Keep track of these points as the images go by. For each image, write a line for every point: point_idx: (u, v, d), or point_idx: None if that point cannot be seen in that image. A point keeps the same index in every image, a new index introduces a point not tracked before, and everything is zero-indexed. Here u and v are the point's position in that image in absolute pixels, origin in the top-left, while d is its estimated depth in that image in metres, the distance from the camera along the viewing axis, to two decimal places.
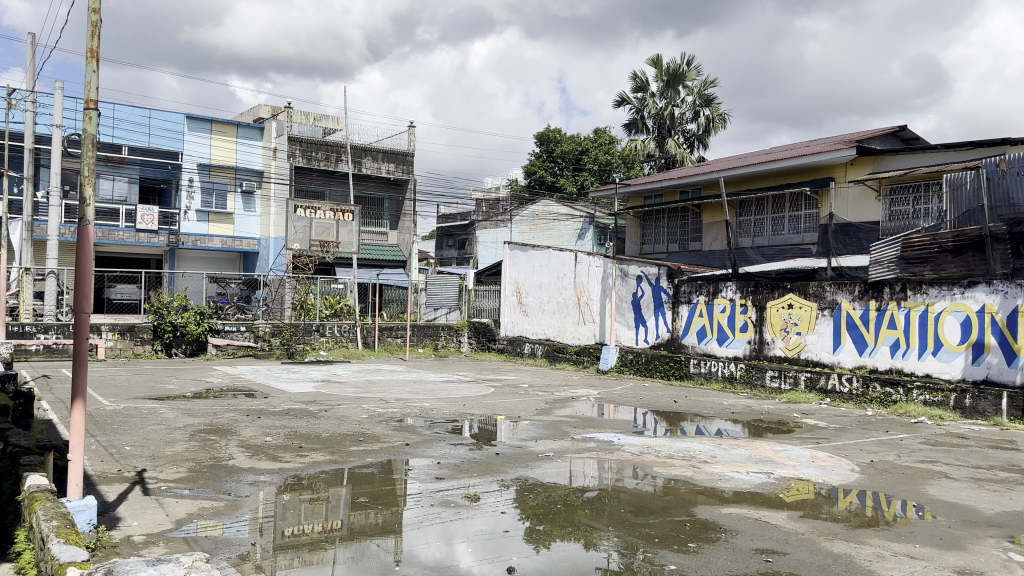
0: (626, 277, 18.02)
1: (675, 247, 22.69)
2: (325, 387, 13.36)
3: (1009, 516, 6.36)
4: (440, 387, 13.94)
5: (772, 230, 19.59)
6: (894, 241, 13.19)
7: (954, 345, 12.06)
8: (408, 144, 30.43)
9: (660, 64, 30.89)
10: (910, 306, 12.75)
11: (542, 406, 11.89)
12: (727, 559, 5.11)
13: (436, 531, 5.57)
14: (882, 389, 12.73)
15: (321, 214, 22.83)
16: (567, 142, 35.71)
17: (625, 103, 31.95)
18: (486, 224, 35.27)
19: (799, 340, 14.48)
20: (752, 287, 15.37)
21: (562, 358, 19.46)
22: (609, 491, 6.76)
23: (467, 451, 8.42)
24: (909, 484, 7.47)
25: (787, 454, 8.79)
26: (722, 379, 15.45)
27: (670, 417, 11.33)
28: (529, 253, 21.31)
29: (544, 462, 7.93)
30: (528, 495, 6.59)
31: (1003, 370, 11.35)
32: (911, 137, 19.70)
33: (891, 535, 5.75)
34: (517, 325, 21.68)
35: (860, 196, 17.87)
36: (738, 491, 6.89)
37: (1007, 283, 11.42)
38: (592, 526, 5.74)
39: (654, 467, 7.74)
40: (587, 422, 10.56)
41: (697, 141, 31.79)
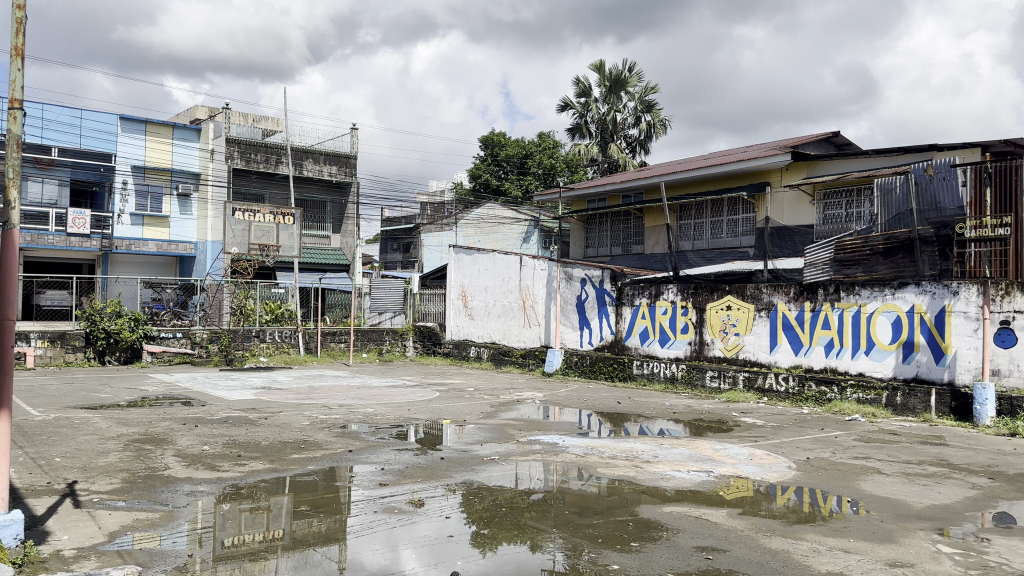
0: (570, 280, 18.10)
1: (618, 250, 22.93)
2: (265, 394, 13.07)
3: (938, 509, 6.59)
4: (385, 393, 13.78)
5: (711, 233, 19.94)
6: (828, 245, 13.70)
7: (886, 344, 12.45)
8: (350, 146, 30.13)
9: (602, 69, 31.21)
10: (844, 307, 13.12)
11: (487, 410, 11.85)
12: (669, 557, 5.18)
13: (381, 537, 5.50)
14: (817, 388, 13.02)
15: (260, 217, 22.36)
16: (512, 146, 35.77)
17: (568, 108, 32.21)
18: (431, 227, 35.10)
19: (737, 340, 14.77)
20: (692, 289, 15.63)
21: (508, 361, 19.48)
22: (555, 493, 6.77)
23: (411, 456, 8.35)
24: (843, 480, 7.69)
25: (727, 452, 8.95)
26: (664, 379, 15.67)
27: (615, 418, 11.43)
28: (474, 256, 21.26)
29: (489, 465, 7.91)
30: (474, 499, 6.56)
31: (932, 368, 11.80)
32: (844, 143, 20.30)
33: (826, 531, 5.90)
34: (462, 328, 21.61)
35: (795, 200, 18.37)
36: (680, 490, 6.98)
37: (935, 284, 11.85)
38: (538, 528, 5.75)
39: (598, 469, 7.78)
40: (532, 425, 10.56)
41: (639, 146, 32.22)
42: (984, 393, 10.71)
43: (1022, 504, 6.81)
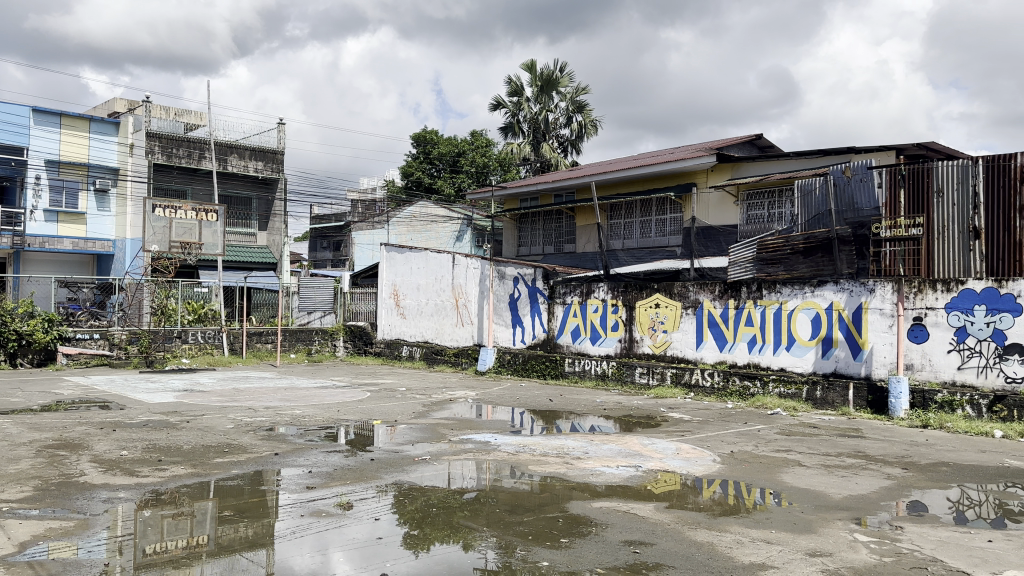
0: (502, 278, 18.10)
1: (550, 249, 23.07)
2: (187, 397, 12.69)
3: (855, 499, 6.84)
4: (313, 394, 13.56)
5: (640, 232, 20.23)
6: (750, 245, 13.97)
7: (806, 340, 12.86)
8: (277, 141, 29.52)
9: (533, 69, 31.35)
10: (766, 305, 13.50)
11: (419, 410, 11.76)
12: (598, 552, 5.22)
13: (310, 541, 5.40)
14: (741, 383, 13.36)
15: (182, 214, 21.72)
16: (444, 144, 35.59)
17: (501, 107, 32.25)
18: (362, 225, 34.81)
19: (665, 337, 15.04)
20: (622, 287, 15.84)
21: (440, 360, 19.39)
22: (487, 492, 6.77)
23: (340, 458, 8.22)
24: (765, 472, 7.91)
25: (655, 447, 9.11)
26: (595, 376, 15.83)
27: (547, 416, 11.49)
28: (406, 255, 21.10)
29: (420, 465, 7.86)
30: (406, 500, 6.50)
31: (850, 363, 12.25)
32: (766, 145, 20.89)
33: (749, 522, 6.06)
34: (395, 328, 21.41)
35: (720, 201, 18.83)
36: (610, 486, 7.07)
37: (852, 282, 12.35)
38: (470, 527, 5.73)
39: (530, 466, 7.81)
40: (464, 424, 10.54)
41: (570, 146, 32.49)
42: (899, 387, 11.23)
43: (932, 492, 7.12)
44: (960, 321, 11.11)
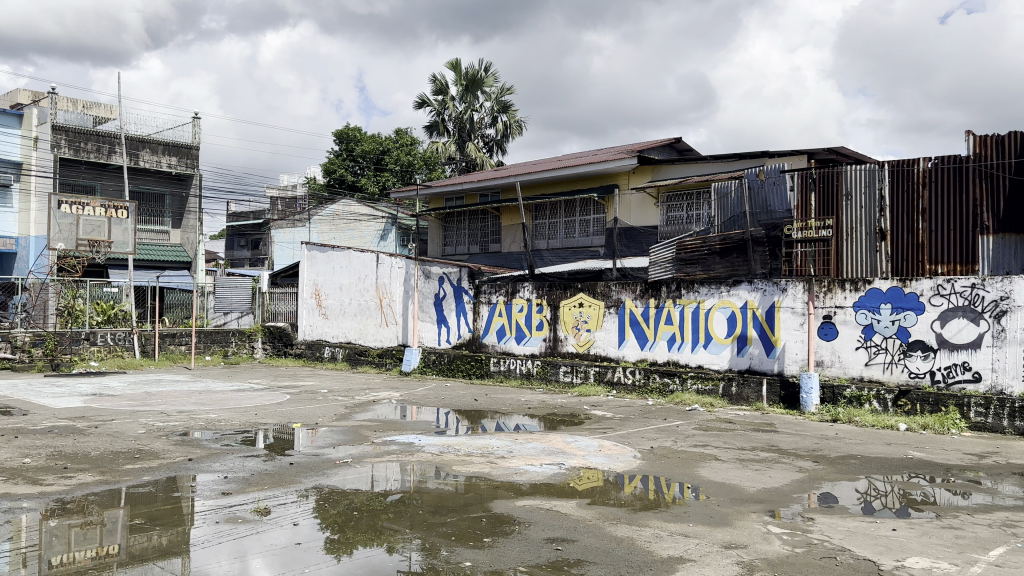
0: (428, 278, 17.98)
1: (476, 249, 23.07)
2: (95, 402, 12.21)
3: (768, 492, 7.07)
4: (230, 397, 13.20)
5: (565, 233, 20.43)
6: (670, 245, 14.39)
7: (722, 338, 13.22)
8: (192, 136, 28.60)
9: (458, 68, 31.27)
10: (684, 304, 13.80)
11: (340, 412, 11.61)
12: (520, 551, 5.26)
13: (228, 548, 5.27)
14: (661, 380, 13.65)
15: (90, 210, 20.80)
16: (367, 141, 35.09)
17: (425, 105, 32.03)
18: (282, 223, 34.33)
19: (589, 336, 15.23)
20: (547, 287, 15.97)
21: (363, 361, 19.14)
22: (411, 493, 6.73)
23: (258, 463, 8.02)
24: (684, 467, 8.10)
25: (577, 444, 9.22)
26: (520, 376, 15.90)
27: (471, 415, 11.49)
28: (328, 254, 20.76)
29: (341, 468, 7.74)
30: (327, 504, 6.39)
31: (763, 359, 12.66)
32: (686, 149, 21.42)
33: (668, 516, 6.20)
34: (316, 328, 21.03)
35: (642, 202, 19.14)
36: (534, 484, 7.12)
37: (766, 282, 12.69)
38: (393, 529, 5.70)
39: (454, 467, 7.80)
40: (388, 426, 10.45)
41: (495, 146, 32.57)
42: (810, 383, 11.62)
43: (841, 484, 7.43)
44: (868, 319, 11.61)
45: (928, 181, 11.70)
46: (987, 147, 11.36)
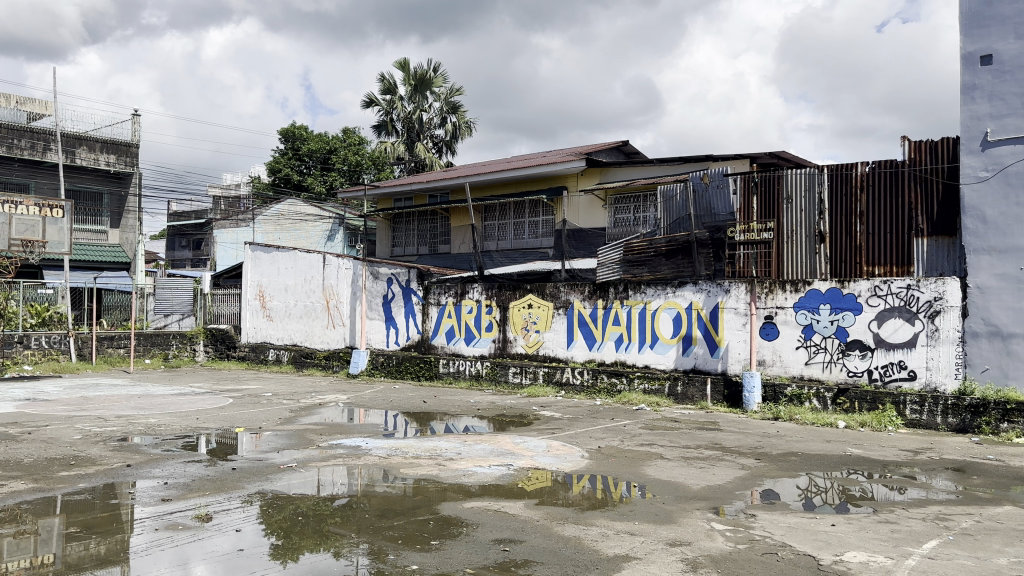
0: (376, 278, 17.83)
1: (425, 250, 22.99)
2: (28, 407, 11.82)
3: (712, 489, 7.20)
4: (170, 401, 12.89)
5: (514, 234, 20.50)
6: (617, 246, 14.52)
7: (668, 338, 13.42)
8: (131, 133, 27.84)
9: (407, 68, 31.10)
10: (632, 305, 13.96)
11: (285, 415, 11.44)
12: (467, 553, 5.26)
13: (170, 555, 5.16)
14: (609, 379, 13.79)
15: (23, 209, 19.98)
16: (313, 141, 34.62)
17: (373, 105, 31.75)
18: (225, 223, 33.75)
19: (538, 337, 15.30)
20: (496, 288, 15.99)
21: (309, 364, 18.91)
22: (359, 497, 6.68)
23: (200, 468, 7.87)
24: (631, 466, 8.19)
25: (526, 445, 9.26)
26: (469, 377, 15.88)
27: (420, 417, 11.44)
28: (273, 255, 20.44)
29: (285, 473, 7.63)
30: (271, 510, 6.29)
31: (708, 359, 12.89)
32: (633, 151, 21.66)
33: (615, 515, 6.27)
34: (261, 330, 20.69)
35: (589, 205, 19.28)
36: (483, 485, 7.12)
37: (710, 283, 12.96)
38: (339, 534, 5.64)
39: (402, 470, 7.75)
40: (334, 429, 10.32)
41: (445, 147, 32.47)
42: (752, 381, 11.89)
43: (782, 481, 7.60)
44: (807, 319, 11.92)
45: (866, 184, 11.83)
46: (921, 152, 11.40)
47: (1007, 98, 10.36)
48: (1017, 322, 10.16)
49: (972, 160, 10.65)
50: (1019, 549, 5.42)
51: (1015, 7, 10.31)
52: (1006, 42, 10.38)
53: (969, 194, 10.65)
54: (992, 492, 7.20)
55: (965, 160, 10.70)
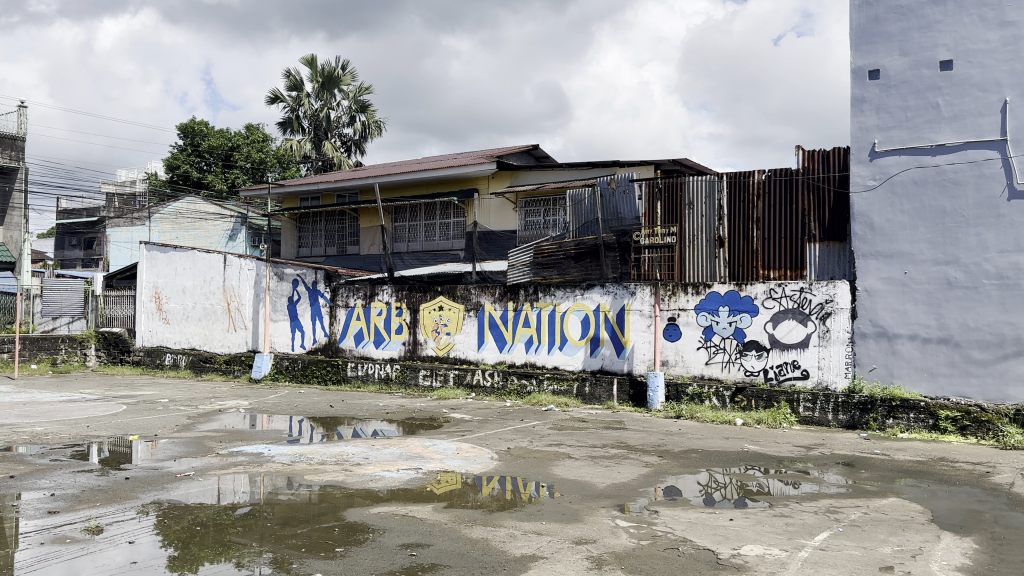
0: (281, 279, 17.42)
1: (333, 251, 22.60)
2: None
3: (617, 487, 7.35)
4: (58, 409, 12.24)
5: (425, 235, 20.40)
6: (528, 249, 14.66)
7: (576, 339, 13.61)
8: (17, 126, 26.30)
9: (314, 65, 30.47)
10: (541, 307, 14.11)
11: (182, 422, 11.03)
12: (373, 559, 5.19)
13: (57, 570, 4.90)
14: (519, 381, 13.92)
15: None
16: (215, 137, 33.51)
17: (279, 101, 30.97)
18: (119, 221, 32.34)
19: (448, 339, 15.26)
20: (407, 290, 15.87)
21: (209, 369, 18.31)
22: (262, 505, 6.50)
23: (90, 478, 7.50)
24: (539, 466, 8.27)
25: (435, 448, 9.21)
26: (379, 380, 15.70)
27: (326, 422, 11.23)
28: (171, 255, 19.67)
29: (183, 482, 7.35)
30: (169, 520, 6.06)
31: (614, 360, 13.16)
32: (543, 155, 21.90)
33: (523, 515, 6.31)
34: (157, 334, 19.85)
35: (500, 207, 19.36)
36: (391, 490, 7.05)
37: (616, 286, 13.25)
38: (240, 543, 5.48)
39: (307, 476, 7.59)
40: (234, 436, 10.01)
41: (354, 146, 32.03)
42: (656, 381, 12.27)
43: (684, 478, 7.82)
44: (708, 321, 12.31)
45: (763, 191, 12.24)
46: (815, 161, 11.90)
47: (893, 111, 10.95)
48: (901, 323, 10.77)
49: (861, 169, 11.18)
50: (902, 539, 5.76)
51: (899, 25, 10.92)
52: (892, 58, 10.98)
53: (859, 201, 11.18)
54: (879, 485, 7.61)
55: (855, 169, 11.23)
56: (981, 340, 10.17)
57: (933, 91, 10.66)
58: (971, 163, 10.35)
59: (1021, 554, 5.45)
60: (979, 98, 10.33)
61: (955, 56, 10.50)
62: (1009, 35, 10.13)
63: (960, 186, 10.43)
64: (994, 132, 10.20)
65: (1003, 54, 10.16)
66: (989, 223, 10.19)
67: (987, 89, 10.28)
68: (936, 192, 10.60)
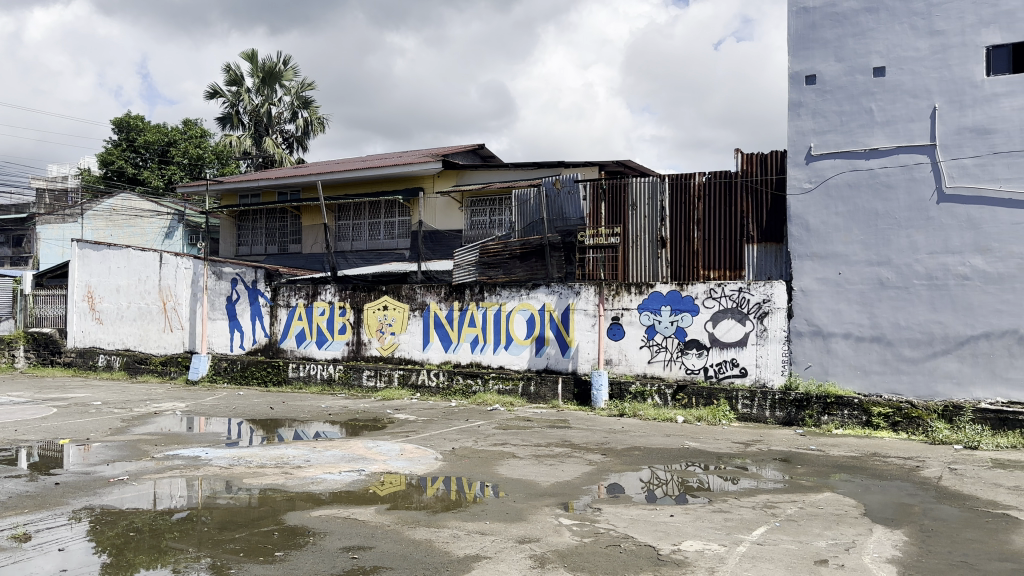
0: (219, 278, 17.08)
1: (274, 249, 22.23)
2: None
3: (561, 485, 7.39)
4: None
5: (368, 234, 20.20)
6: (473, 249, 14.53)
7: (522, 339, 13.65)
8: None
9: (254, 59, 29.91)
10: (487, 306, 14.11)
11: (116, 425, 10.70)
12: (314, 562, 5.12)
13: None
14: (464, 381, 13.90)
15: None
16: (151, 132, 32.64)
17: (218, 96, 30.32)
18: (49, 218, 31.27)
19: (393, 339, 15.14)
20: (350, 290, 15.69)
21: (145, 370, 17.83)
22: (200, 510, 6.35)
23: (17, 485, 7.21)
24: (483, 466, 8.28)
25: (379, 449, 9.13)
26: (321, 381, 15.50)
27: (266, 425, 11.04)
28: (104, 253, 19.09)
29: (116, 487, 7.14)
30: (102, 526, 5.87)
31: (559, 359, 13.24)
32: (489, 155, 21.89)
33: (466, 516, 6.30)
34: (90, 335, 19.25)
35: (446, 206, 19.29)
36: (333, 493, 6.96)
37: (561, 285, 13.34)
38: (177, 549, 5.35)
39: (245, 480, 7.44)
40: (171, 439, 9.77)
41: (295, 143, 31.55)
42: (600, 380, 12.38)
43: (627, 475, 7.91)
44: (650, 320, 12.48)
45: (703, 194, 12.45)
46: (753, 164, 12.15)
47: (828, 115, 11.26)
48: (835, 322, 11.08)
49: (798, 172, 11.47)
50: (836, 532, 5.92)
51: (835, 32, 11.22)
52: (828, 64, 11.28)
53: (795, 204, 11.46)
54: (814, 480, 7.81)
55: (792, 172, 11.51)
56: (911, 339, 10.53)
57: (866, 96, 10.99)
58: (902, 167, 10.70)
59: (947, 545, 5.65)
60: (910, 104, 10.68)
61: (888, 63, 10.85)
62: (937, 44, 10.50)
63: (892, 189, 10.77)
64: (924, 137, 10.56)
65: (933, 62, 10.53)
66: (919, 226, 10.55)
67: (917, 95, 10.63)
68: (869, 195, 10.93)
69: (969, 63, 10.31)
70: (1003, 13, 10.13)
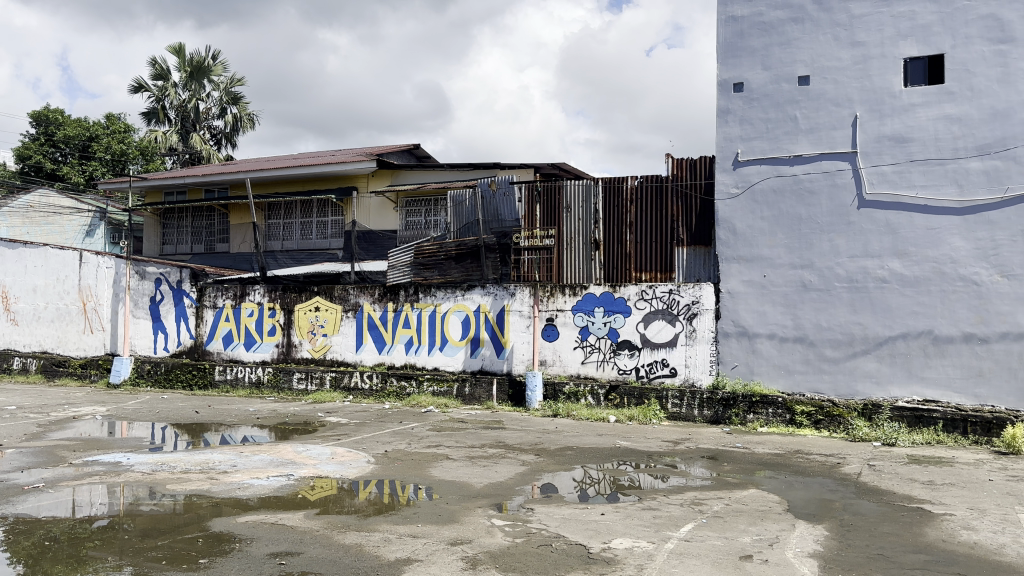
0: (143, 278, 16.58)
1: (201, 249, 21.69)
2: None
3: (494, 487, 7.41)
4: None
5: (300, 234, 19.89)
6: (409, 249, 14.51)
7: (456, 340, 13.64)
8: None
9: (182, 53, 29.10)
10: (422, 307, 14.04)
11: (32, 431, 10.27)
12: (240, 569, 5.03)
13: None
14: (398, 383, 13.81)
15: None
16: (72, 125, 31.44)
17: (143, 90, 29.40)
18: None
19: (325, 341, 14.93)
20: (280, 291, 15.42)
21: (63, 373, 17.16)
22: (122, 517, 6.16)
23: None
24: (416, 468, 8.24)
25: (309, 453, 9.00)
26: (249, 384, 15.17)
27: (192, 429, 10.75)
28: (19, 251, 18.30)
29: (30, 495, 6.86)
30: (17, 536, 5.63)
31: (494, 360, 13.27)
32: (424, 155, 21.80)
33: (397, 519, 6.27)
34: (4, 336, 18.44)
35: (380, 206, 19.12)
36: (261, 498, 6.84)
37: (497, 286, 13.32)
38: (96, 558, 5.18)
39: (169, 486, 7.24)
40: (90, 445, 9.43)
41: (224, 139, 30.82)
42: (534, 381, 12.46)
43: (560, 475, 7.97)
44: (584, 321, 12.61)
45: (635, 197, 12.67)
46: (683, 169, 12.42)
47: (755, 122, 11.56)
48: (761, 323, 11.39)
49: (725, 177, 11.74)
50: (760, 528, 6.10)
51: (762, 41, 11.54)
52: (755, 72, 11.60)
53: (723, 208, 11.73)
54: (740, 477, 8.03)
55: (720, 177, 11.78)
56: (833, 339, 10.91)
57: (791, 104, 11.34)
58: (825, 173, 11.06)
59: (864, 538, 5.88)
60: (833, 112, 11.06)
61: (812, 72, 11.21)
62: (858, 55, 10.92)
63: (815, 194, 11.13)
64: (845, 144, 10.94)
65: (854, 72, 10.93)
66: (840, 230, 10.94)
67: (840, 104, 11.02)
68: (793, 200, 11.26)
69: (888, 73, 10.74)
70: (919, 27, 10.59)
